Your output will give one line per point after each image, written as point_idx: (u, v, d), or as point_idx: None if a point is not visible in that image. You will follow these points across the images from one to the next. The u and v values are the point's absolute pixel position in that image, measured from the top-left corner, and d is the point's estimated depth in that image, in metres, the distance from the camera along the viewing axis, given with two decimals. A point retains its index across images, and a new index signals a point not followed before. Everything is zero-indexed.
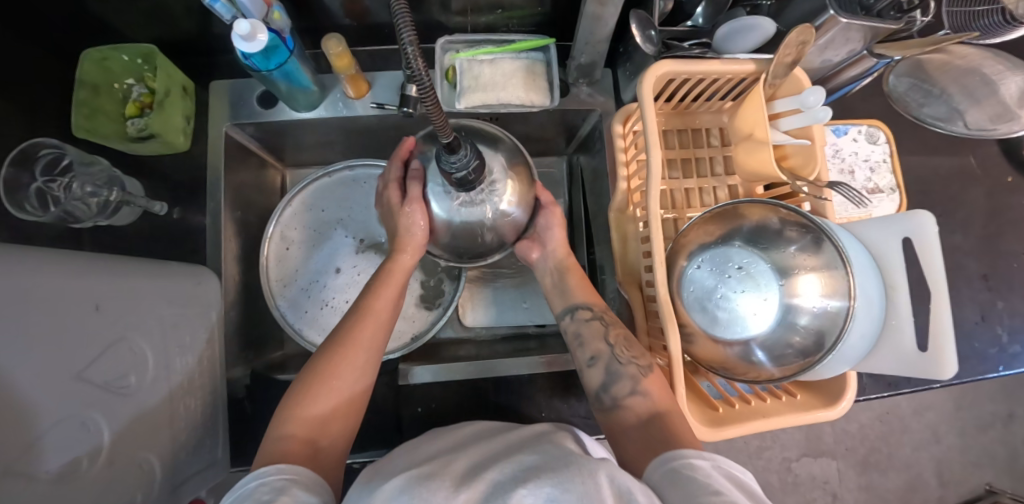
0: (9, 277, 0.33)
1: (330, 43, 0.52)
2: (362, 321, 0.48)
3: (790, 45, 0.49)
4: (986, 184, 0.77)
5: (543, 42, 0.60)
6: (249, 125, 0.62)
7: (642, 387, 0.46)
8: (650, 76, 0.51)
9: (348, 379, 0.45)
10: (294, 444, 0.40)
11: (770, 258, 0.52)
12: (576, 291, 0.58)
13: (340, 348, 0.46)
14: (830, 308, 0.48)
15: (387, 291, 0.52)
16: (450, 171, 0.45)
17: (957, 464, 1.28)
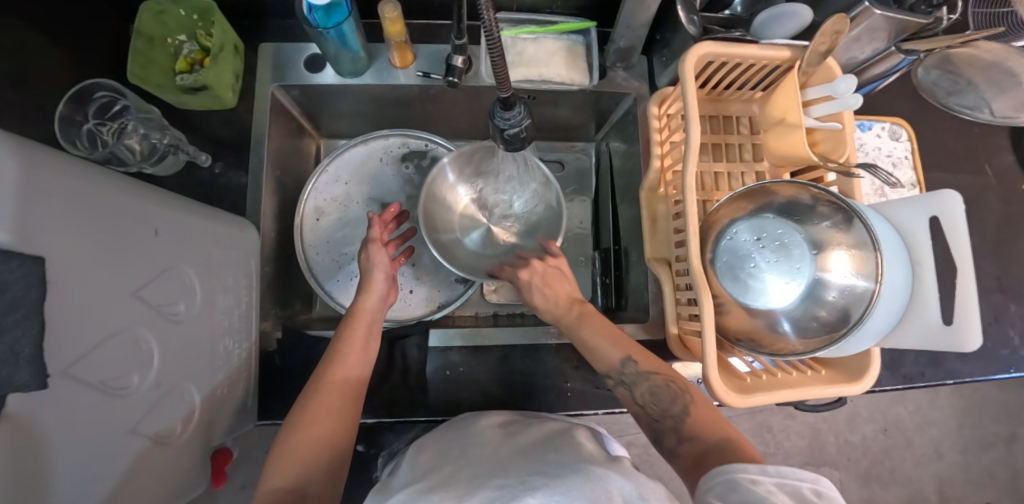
0: (92, 186, 0.34)
1: (386, 8, 0.54)
2: (353, 326, 0.53)
3: (825, 34, 0.51)
4: (1000, 192, 0.79)
5: (584, 25, 0.62)
6: (294, 88, 0.64)
7: (688, 431, 0.46)
8: (691, 56, 0.53)
9: (349, 371, 0.49)
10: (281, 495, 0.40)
11: (805, 229, 0.53)
12: (608, 350, 0.52)
13: (312, 394, 0.46)
14: (857, 288, 0.50)
15: (358, 335, 0.52)
16: (501, 128, 0.46)
17: (959, 482, 1.27)
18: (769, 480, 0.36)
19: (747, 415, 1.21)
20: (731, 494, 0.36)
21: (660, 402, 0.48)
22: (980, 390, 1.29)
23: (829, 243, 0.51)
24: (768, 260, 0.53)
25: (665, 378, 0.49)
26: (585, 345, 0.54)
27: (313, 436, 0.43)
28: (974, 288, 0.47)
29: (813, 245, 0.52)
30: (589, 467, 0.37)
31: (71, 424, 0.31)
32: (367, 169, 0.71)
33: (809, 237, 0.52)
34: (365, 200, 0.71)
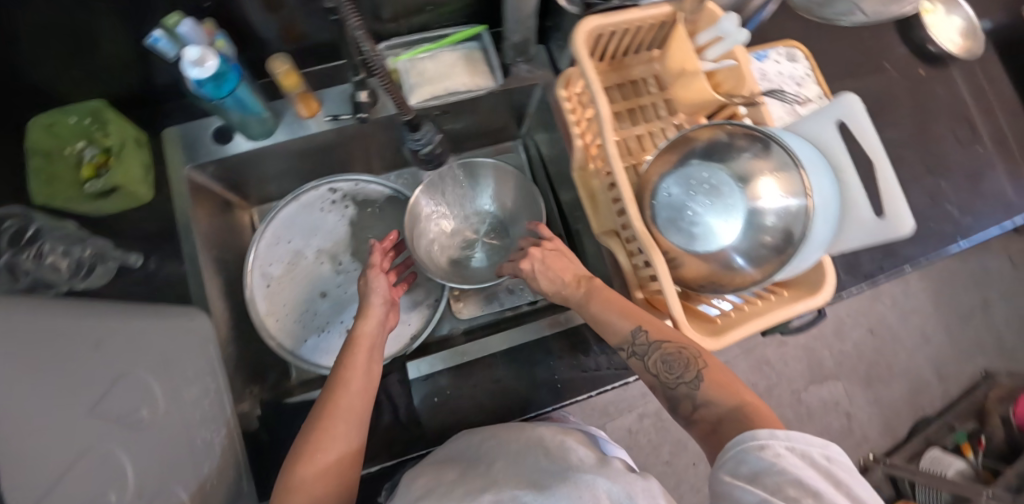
0: (18, 320, 0.33)
1: (276, 63, 0.55)
2: (347, 375, 0.48)
3: None
4: (902, 83, 0.85)
5: (476, 31, 0.63)
6: (209, 164, 0.63)
7: (704, 397, 0.47)
8: (580, 34, 0.54)
9: (343, 431, 0.45)
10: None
11: (729, 167, 0.55)
12: (615, 317, 0.53)
13: (318, 426, 0.45)
14: (792, 206, 0.51)
15: (360, 358, 0.50)
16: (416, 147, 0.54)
17: (952, 358, 1.34)
18: (778, 444, 0.38)
19: (744, 355, 1.26)
20: (742, 468, 0.38)
21: (673, 371, 0.49)
22: (946, 269, 1.36)
23: (756, 172, 0.53)
24: (702, 202, 0.54)
25: (677, 345, 0.49)
26: (596, 320, 0.54)
27: (323, 472, 0.43)
28: (894, 178, 0.50)
29: (742, 179, 0.54)
30: (577, 476, 0.39)
31: None
32: (305, 226, 0.69)
33: (735, 170, 0.55)
34: (313, 254, 0.69)
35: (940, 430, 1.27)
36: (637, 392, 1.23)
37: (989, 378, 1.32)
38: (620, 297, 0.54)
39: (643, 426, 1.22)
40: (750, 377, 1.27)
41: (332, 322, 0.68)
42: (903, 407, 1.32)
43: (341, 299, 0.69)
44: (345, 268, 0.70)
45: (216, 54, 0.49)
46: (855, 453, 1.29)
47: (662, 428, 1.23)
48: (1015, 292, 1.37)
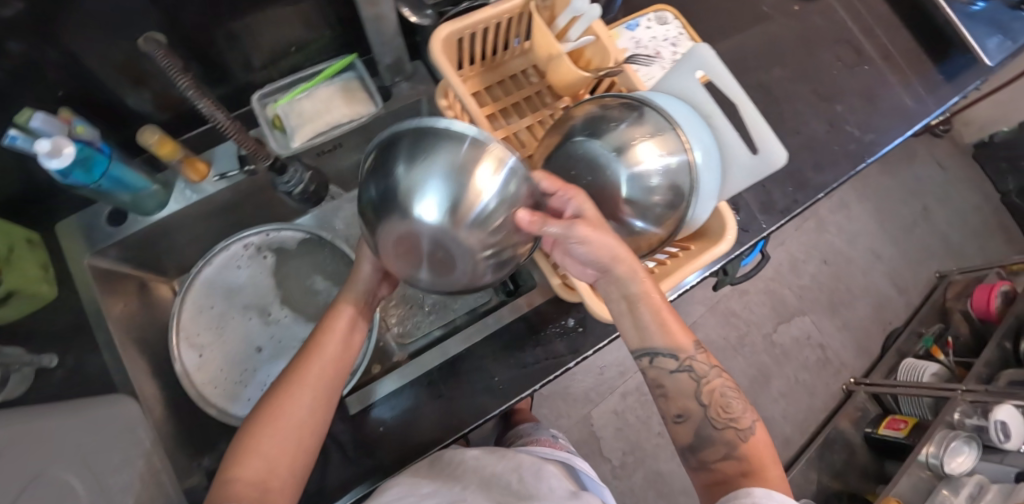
0: None
1: (146, 135, 0.55)
2: (312, 354, 0.53)
3: None
4: (781, 22, 0.89)
5: (347, 61, 0.64)
6: (110, 247, 0.63)
7: (741, 453, 0.49)
8: (436, 43, 0.54)
9: (299, 405, 0.50)
10: (244, 489, 0.44)
11: (607, 139, 0.54)
12: (678, 331, 0.51)
13: (291, 382, 0.51)
14: (671, 164, 0.52)
15: (339, 329, 0.55)
16: (290, 190, 0.63)
17: (906, 269, 1.42)
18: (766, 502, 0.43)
19: (711, 312, 1.33)
20: None
21: (725, 412, 0.51)
22: (879, 187, 1.45)
23: (630, 139, 0.53)
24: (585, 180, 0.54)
25: (739, 394, 0.52)
26: (656, 324, 0.50)
27: (288, 424, 0.49)
28: (757, 115, 0.51)
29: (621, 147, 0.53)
30: None
31: None
32: (224, 288, 0.68)
33: (612, 140, 0.54)
34: (239, 312, 0.69)
35: (909, 339, 1.32)
36: (613, 372, 1.28)
37: (944, 278, 1.39)
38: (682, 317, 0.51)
39: (627, 404, 1.26)
40: (720, 332, 1.33)
41: (273, 375, 0.66)
42: (869, 326, 1.40)
43: (277, 350, 0.69)
44: (275, 318, 0.70)
45: (72, 141, 0.48)
46: (836, 380, 1.37)
47: (648, 401, 1.27)
48: (948, 193, 1.46)
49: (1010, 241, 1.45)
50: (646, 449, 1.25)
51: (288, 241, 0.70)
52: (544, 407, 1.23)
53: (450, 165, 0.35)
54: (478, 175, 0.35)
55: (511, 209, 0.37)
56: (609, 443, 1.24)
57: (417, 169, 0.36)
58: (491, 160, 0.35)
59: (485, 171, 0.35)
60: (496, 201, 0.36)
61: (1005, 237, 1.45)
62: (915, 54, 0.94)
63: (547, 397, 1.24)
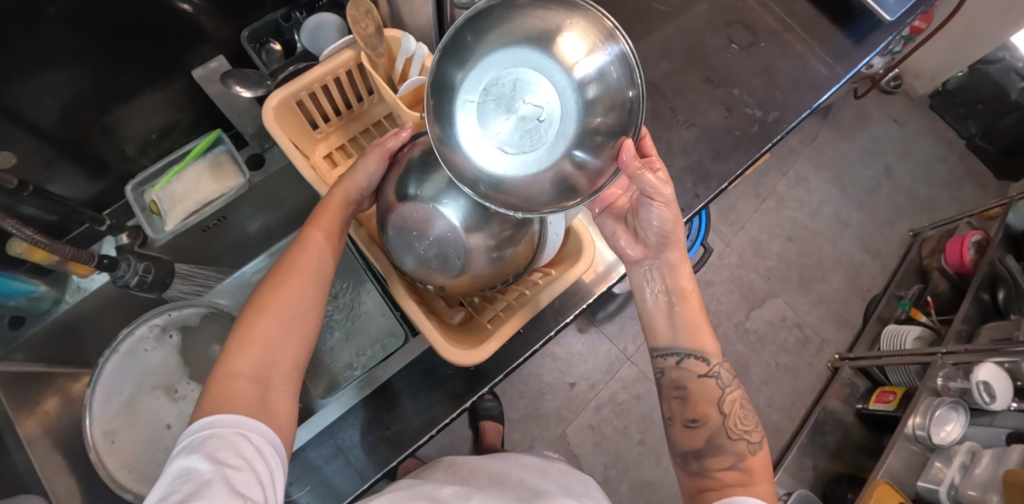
0: None
1: (15, 244, 0.57)
2: (300, 251, 0.45)
3: (360, 17, 0.55)
4: (663, 15, 0.87)
5: (212, 138, 0.66)
6: (15, 352, 0.64)
7: (746, 465, 0.47)
8: (268, 114, 0.55)
9: (292, 301, 0.42)
10: (242, 384, 0.37)
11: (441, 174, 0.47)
12: (708, 338, 0.51)
13: (276, 281, 0.43)
14: None
15: (329, 223, 0.48)
16: (126, 284, 0.59)
17: (876, 232, 1.35)
18: None
19: None
20: None
21: (741, 421, 0.50)
22: (835, 152, 1.38)
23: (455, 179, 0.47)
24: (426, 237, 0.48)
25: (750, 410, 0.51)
26: (693, 327, 0.51)
27: (277, 319, 0.41)
28: None
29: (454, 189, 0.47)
30: None
31: None
32: (132, 372, 0.69)
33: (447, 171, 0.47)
34: (149, 393, 0.69)
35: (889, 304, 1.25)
36: (584, 386, 1.21)
37: (918, 236, 1.33)
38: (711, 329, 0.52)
39: (603, 416, 1.20)
40: None
41: None
42: (849, 298, 1.31)
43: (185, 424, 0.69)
44: (183, 394, 0.70)
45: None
46: (820, 359, 1.27)
47: (624, 410, 1.21)
48: (907, 148, 1.41)
49: (982, 184, 1.40)
50: (628, 460, 1.18)
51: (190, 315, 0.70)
52: (515, 431, 1.17)
53: (535, 41, 0.35)
54: (569, 47, 0.35)
55: (610, 98, 0.36)
56: (589, 460, 1.17)
57: (489, 50, 0.37)
58: (582, 35, 0.35)
59: (576, 42, 0.35)
60: (596, 78, 0.36)
61: (975, 182, 1.40)
62: (815, 21, 0.92)
63: (518, 421, 1.18)
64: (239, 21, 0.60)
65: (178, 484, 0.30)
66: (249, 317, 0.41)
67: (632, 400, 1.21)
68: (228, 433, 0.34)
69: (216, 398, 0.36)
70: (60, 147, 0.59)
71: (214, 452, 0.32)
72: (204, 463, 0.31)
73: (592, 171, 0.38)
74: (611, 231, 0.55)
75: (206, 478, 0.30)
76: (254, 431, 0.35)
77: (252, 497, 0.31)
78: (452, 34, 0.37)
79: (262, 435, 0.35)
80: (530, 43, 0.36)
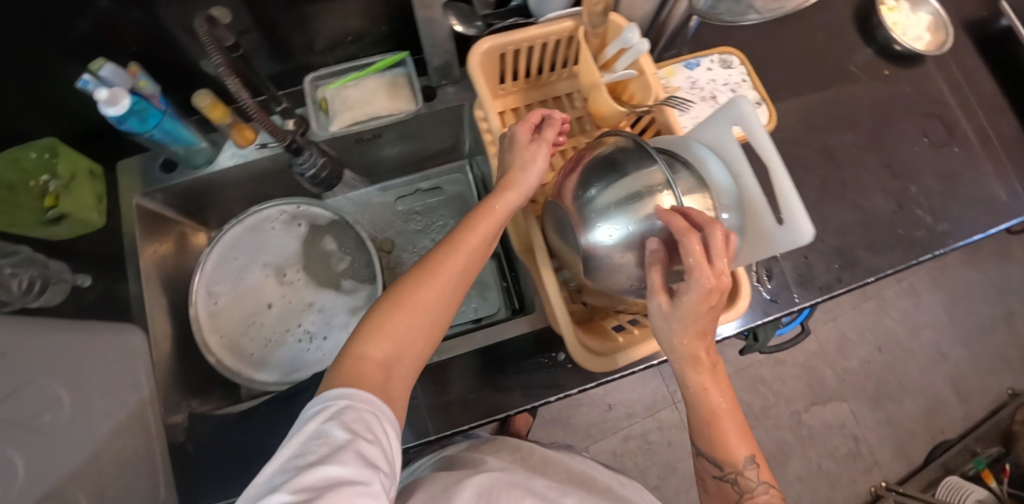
0: None
1: (200, 97, 0.60)
2: (453, 249, 0.43)
3: None
4: (863, 85, 0.81)
5: (398, 58, 0.66)
6: (158, 192, 0.69)
7: None
8: (474, 56, 0.55)
9: (431, 301, 0.41)
10: (370, 369, 0.37)
11: (627, 184, 0.45)
12: (737, 444, 0.46)
13: (422, 270, 0.42)
14: None
15: (484, 233, 0.46)
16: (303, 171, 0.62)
17: (972, 377, 1.24)
18: None
19: (737, 373, 1.20)
20: None
21: None
22: (960, 279, 1.27)
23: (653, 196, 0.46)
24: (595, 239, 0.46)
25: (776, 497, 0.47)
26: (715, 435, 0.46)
27: (416, 314, 0.40)
28: (789, 181, 0.46)
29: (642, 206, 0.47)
30: None
31: None
32: (250, 246, 0.71)
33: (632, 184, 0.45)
34: (257, 270, 0.71)
35: (958, 455, 1.16)
36: (621, 412, 1.19)
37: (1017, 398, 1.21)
38: (750, 430, 0.47)
39: (627, 447, 1.17)
40: (745, 396, 1.20)
41: (277, 333, 0.68)
42: (920, 432, 1.21)
43: (285, 309, 0.70)
44: (289, 281, 0.71)
45: (128, 93, 0.53)
46: (865, 480, 1.18)
47: (651, 450, 1.17)
48: None
49: None
50: None
51: (323, 211, 0.72)
52: (539, 430, 1.16)
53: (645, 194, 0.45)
54: (663, 200, 0.44)
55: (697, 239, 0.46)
56: None
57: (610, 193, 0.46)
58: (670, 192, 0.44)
59: (667, 199, 0.44)
60: None
61: None
62: (1019, 144, 0.83)
63: (545, 421, 1.17)
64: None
65: (315, 443, 0.31)
66: (389, 304, 0.40)
67: (663, 444, 1.17)
68: (362, 408, 0.34)
69: (345, 375, 0.36)
70: (257, 21, 0.61)
71: (352, 423, 0.33)
72: (340, 429, 0.32)
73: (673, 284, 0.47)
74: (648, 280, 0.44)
75: (341, 442, 0.31)
76: (383, 419, 0.35)
77: (380, 471, 0.31)
78: (602, 165, 0.48)
79: (387, 424, 0.35)
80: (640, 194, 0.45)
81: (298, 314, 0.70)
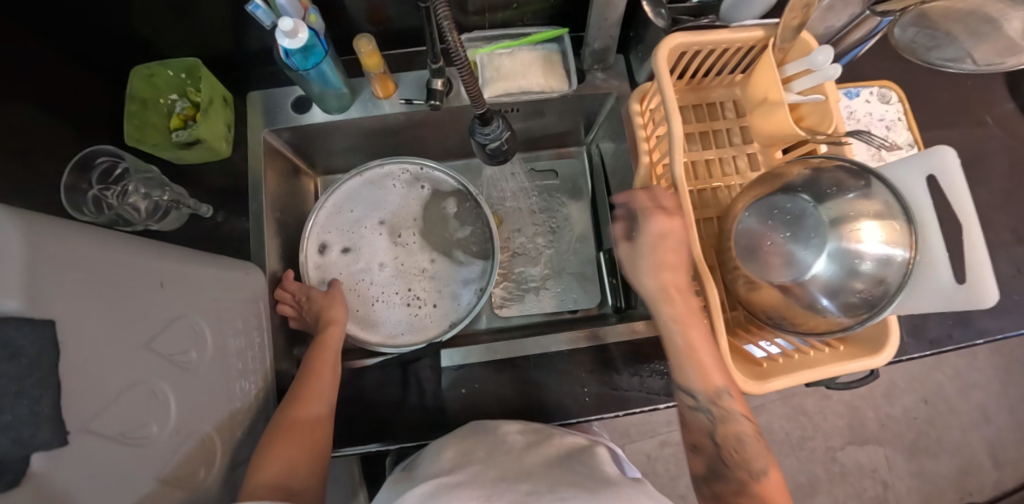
0: (113, 251, 0.36)
1: (361, 43, 0.57)
2: (308, 378, 0.54)
3: (796, 9, 0.52)
4: (1005, 141, 0.78)
5: (557, 33, 0.64)
6: (284, 131, 0.67)
7: (754, 491, 0.47)
8: (663, 49, 0.54)
9: (313, 423, 0.51)
10: (267, 492, 0.44)
11: (826, 206, 0.52)
12: (711, 374, 0.50)
13: (296, 397, 0.52)
14: (892, 256, 0.48)
15: (330, 363, 0.57)
16: (483, 144, 0.48)
17: (1013, 446, 1.23)
18: None
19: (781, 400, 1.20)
20: None
21: (740, 445, 0.50)
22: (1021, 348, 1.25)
23: (852, 214, 0.50)
24: (767, 241, 0.54)
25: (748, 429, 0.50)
26: (680, 364, 0.51)
27: (299, 436, 0.50)
28: (984, 244, 0.44)
29: (828, 219, 0.51)
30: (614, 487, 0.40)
31: (113, 471, 0.33)
32: (366, 200, 0.71)
33: (833, 208, 0.51)
34: (373, 227, 0.71)
35: None
36: (661, 418, 1.20)
37: None
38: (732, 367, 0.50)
39: (663, 454, 1.18)
40: (784, 425, 1.21)
41: (386, 293, 0.69)
42: (950, 489, 1.21)
43: (398, 271, 0.70)
44: (403, 242, 0.71)
45: (307, 28, 0.50)
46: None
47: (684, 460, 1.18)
48: None
49: None
50: None
51: (448, 179, 0.71)
52: None
53: (843, 218, 0.50)
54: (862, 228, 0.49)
55: (878, 278, 0.48)
56: None
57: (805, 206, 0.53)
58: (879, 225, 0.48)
59: (870, 229, 0.49)
60: (875, 259, 0.48)
61: None
62: None
63: None
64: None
65: None
66: (281, 425, 0.50)
67: None
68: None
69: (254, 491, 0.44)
70: None
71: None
72: None
73: (827, 316, 0.50)
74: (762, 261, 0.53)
75: None
76: None
77: None
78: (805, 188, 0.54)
79: None
80: (838, 216, 0.51)
81: (409, 278, 0.70)
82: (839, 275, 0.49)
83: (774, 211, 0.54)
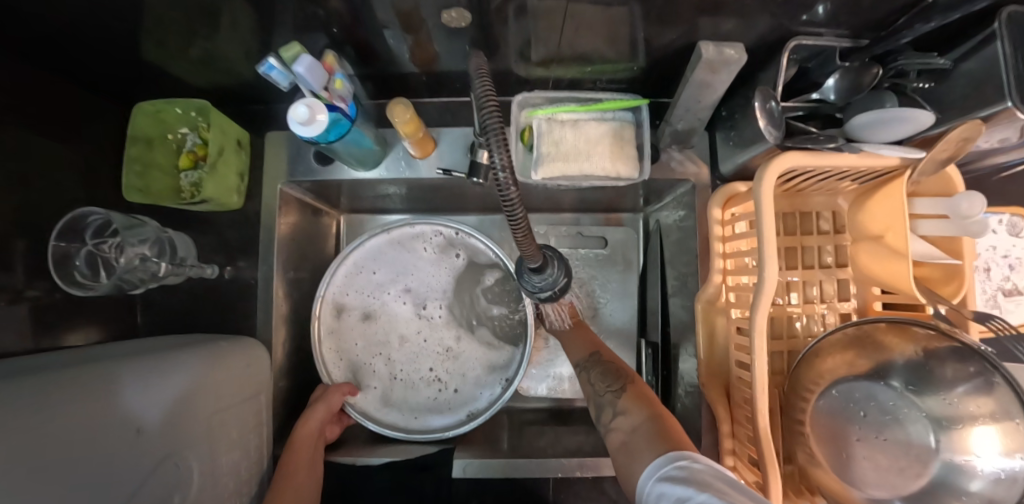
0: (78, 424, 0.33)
1: (397, 110, 0.48)
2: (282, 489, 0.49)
3: (951, 141, 0.42)
4: None
5: (637, 104, 0.53)
6: (306, 182, 0.59)
7: (623, 405, 0.43)
8: (773, 170, 0.43)
9: None
10: None
11: (926, 403, 0.44)
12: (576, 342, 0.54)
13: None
14: (1012, 474, 0.40)
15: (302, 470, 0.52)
16: (532, 292, 0.40)
17: None
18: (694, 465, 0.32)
19: None
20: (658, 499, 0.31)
21: (606, 381, 0.46)
22: None
23: (963, 416, 0.42)
24: (854, 430, 0.46)
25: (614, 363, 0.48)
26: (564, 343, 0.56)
27: None
28: None
29: (936, 424, 0.44)
30: None
31: None
32: (392, 261, 0.64)
33: (938, 408, 0.44)
34: (395, 294, 0.64)
35: None
36: None
37: None
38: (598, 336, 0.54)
39: None
40: None
41: (404, 373, 0.62)
42: None
43: (420, 348, 0.63)
44: (428, 315, 0.64)
45: (326, 107, 0.42)
46: None
47: None
48: None
49: None
50: None
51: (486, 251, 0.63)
52: None
53: (951, 423, 0.43)
54: (978, 438, 0.41)
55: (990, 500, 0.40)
56: None
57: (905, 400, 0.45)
58: (1001, 434, 0.40)
59: (988, 439, 0.41)
60: (988, 477, 0.41)
61: None
62: None
63: None
64: (817, 26, 0.43)
65: None
66: None
67: None
68: None
69: None
70: (484, 36, 0.47)
71: None
72: None
73: None
74: (848, 450, 0.45)
75: None
76: None
77: None
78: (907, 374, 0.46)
79: None
80: (944, 421, 0.43)
81: (432, 358, 0.63)
82: (940, 489, 0.42)
83: (866, 396, 0.47)
